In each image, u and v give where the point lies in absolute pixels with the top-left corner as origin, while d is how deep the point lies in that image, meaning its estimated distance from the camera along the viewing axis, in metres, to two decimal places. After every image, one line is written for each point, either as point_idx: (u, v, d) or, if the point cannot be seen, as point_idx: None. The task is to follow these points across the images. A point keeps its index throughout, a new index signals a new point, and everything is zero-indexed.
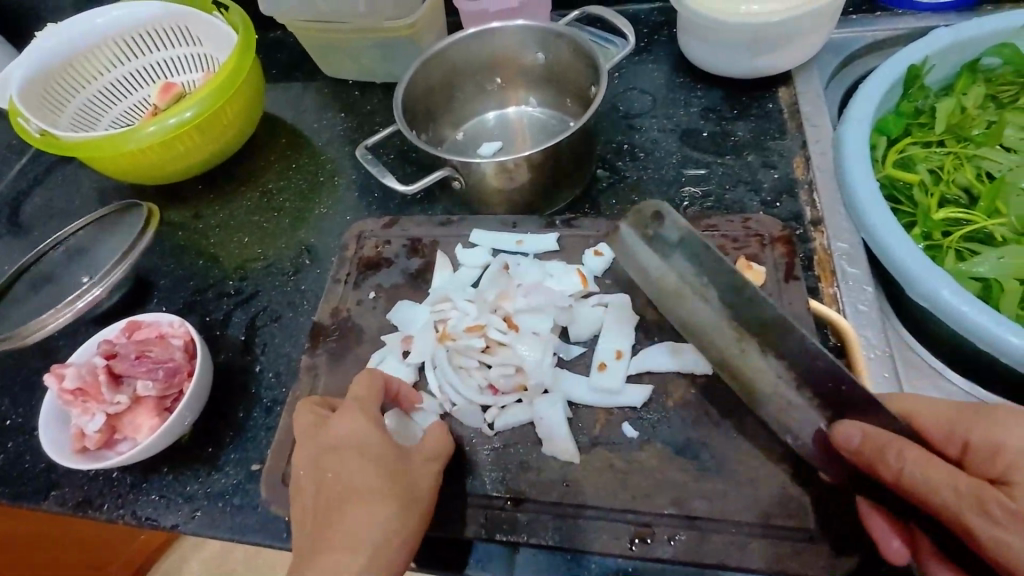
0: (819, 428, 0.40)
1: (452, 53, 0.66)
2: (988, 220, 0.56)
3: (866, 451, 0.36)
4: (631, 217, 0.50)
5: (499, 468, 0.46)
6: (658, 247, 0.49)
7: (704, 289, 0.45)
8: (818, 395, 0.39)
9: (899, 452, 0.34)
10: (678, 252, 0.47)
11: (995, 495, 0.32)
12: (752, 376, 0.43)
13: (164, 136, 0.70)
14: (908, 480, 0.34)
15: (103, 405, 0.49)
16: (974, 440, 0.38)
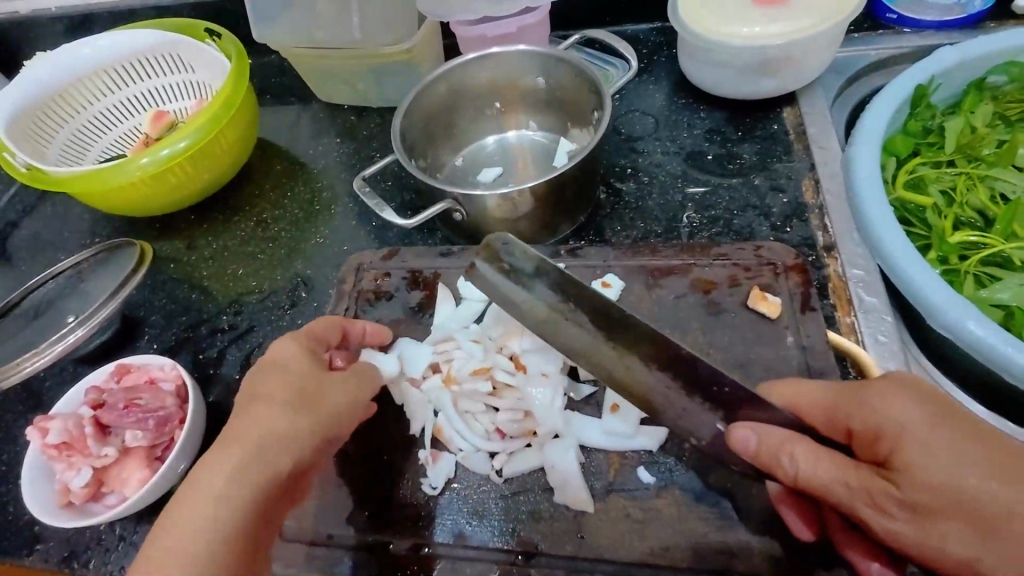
0: (718, 431, 0.40)
1: (450, 79, 0.65)
2: (1005, 244, 0.55)
3: (760, 455, 0.37)
4: (482, 252, 0.51)
5: (509, 519, 0.43)
6: (517, 279, 0.49)
7: (576, 313, 0.46)
8: (710, 399, 0.41)
9: (791, 453, 0.36)
10: (538, 282, 0.48)
11: (883, 489, 0.33)
12: (639, 388, 0.43)
13: (157, 168, 0.68)
14: (804, 478, 0.35)
15: (89, 459, 0.46)
16: (856, 428, 0.36)
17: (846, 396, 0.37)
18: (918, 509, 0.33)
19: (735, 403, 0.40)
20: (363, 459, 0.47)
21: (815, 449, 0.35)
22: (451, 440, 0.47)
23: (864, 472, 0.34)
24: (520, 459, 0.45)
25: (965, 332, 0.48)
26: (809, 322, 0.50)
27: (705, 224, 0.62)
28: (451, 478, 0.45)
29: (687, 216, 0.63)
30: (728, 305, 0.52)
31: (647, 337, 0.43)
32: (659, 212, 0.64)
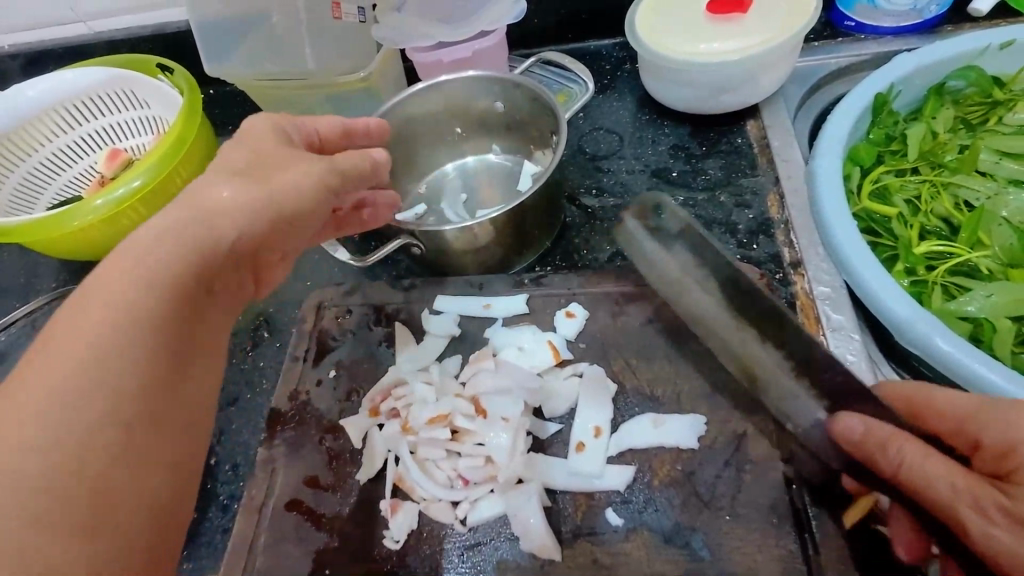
0: (818, 419, 0.40)
1: (406, 107, 0.63)
2: (971, 253, 0.54)
3: (873, 440, 0.35)
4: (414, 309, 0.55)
5: (473, 570, 0.42)
6: (659, 238, 0.50)
7: (705, 281, 0.47)
8: (818, 385, 0.40)
9: (900, 446, 0.35)
10: (678, 244, 0.49)
11: (992, 494, 0.33)
12: (754, 362, 0.43)
13: (110, 210, 0.66)
14: (915, 476, 0.34)
15: None
16: (986, 440, 0.36)
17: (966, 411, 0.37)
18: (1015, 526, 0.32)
19: (839, 393, 0.39)
20: (324, 512, 0.46)
21: (926, 448, 0.34)
22: (412, 489, 0.45)
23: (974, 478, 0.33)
24: (484, 505, 0.44)
25: (933, 350, 0.47)
26: None
27: None
28: (414, 530, 0.44)
29: None
30: None
31: (767, 313, 0.42)
32: None
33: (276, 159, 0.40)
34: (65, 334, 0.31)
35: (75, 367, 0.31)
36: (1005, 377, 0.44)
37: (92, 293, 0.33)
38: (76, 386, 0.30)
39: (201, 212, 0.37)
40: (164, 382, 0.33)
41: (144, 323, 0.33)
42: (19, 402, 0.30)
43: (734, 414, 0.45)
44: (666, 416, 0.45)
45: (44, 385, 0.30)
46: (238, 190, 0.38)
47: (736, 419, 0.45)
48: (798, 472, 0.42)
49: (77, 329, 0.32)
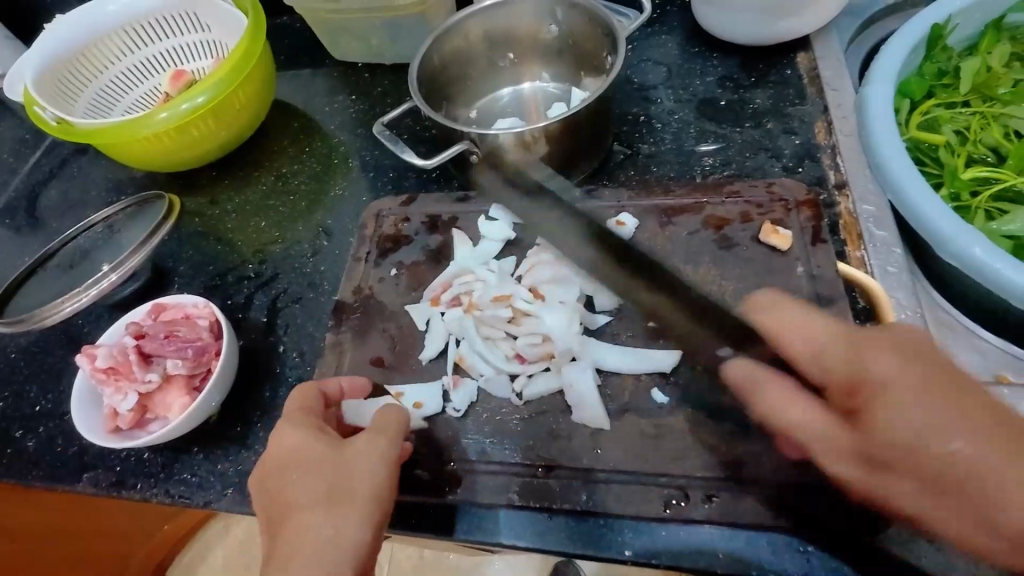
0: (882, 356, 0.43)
1: (464, 27, 0.65)
2: (1017, 178, 0.55)
3: (930, 375, 0.32)
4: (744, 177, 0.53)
5: (529, 436, 0.46)
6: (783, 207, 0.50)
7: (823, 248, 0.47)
8: None
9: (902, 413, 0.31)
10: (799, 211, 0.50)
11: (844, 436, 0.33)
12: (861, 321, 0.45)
13: (178, 122, 0.70)
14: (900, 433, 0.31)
15: (134, 384, 0.49)
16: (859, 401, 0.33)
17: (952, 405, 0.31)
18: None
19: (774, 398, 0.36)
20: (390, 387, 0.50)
21: (942, 410, 0.30)
22: (473, 366, 0.49)
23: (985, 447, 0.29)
24: (539, 382, 0.47)
25: (970, 260, 0.49)
26: (819, 253, 0.50)
27: (719, 167, 0.63)
28: (474, 401, 0.48)
29: (699, 160, 0.64)
30: (740, 240, 0.52)
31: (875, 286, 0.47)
32: (670, 157, 0.65)
33: (360, 454, 0.41)
34: (297, 534, 0.38)
35: (319, 515, 0.38)
36: None
37: (342, 495, 0.39)
38: (332, 516, 0.38)
39: (352, 476, 0.40)
40: (341, 491, 0.39)
41: (338, 488, 0.39)
42: (293, 554, 0.37)
43: None
44: (717, 314, 0.48)
45: (304, 520, 0.38)
46: (369, 460, 0.41)
47: None
48: None
49: (306, 512, 0.39)
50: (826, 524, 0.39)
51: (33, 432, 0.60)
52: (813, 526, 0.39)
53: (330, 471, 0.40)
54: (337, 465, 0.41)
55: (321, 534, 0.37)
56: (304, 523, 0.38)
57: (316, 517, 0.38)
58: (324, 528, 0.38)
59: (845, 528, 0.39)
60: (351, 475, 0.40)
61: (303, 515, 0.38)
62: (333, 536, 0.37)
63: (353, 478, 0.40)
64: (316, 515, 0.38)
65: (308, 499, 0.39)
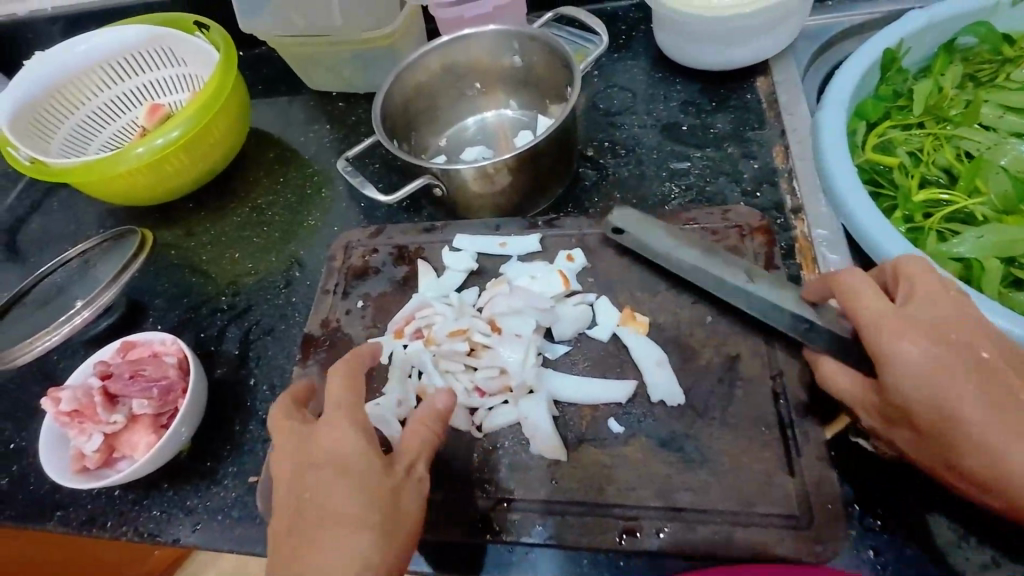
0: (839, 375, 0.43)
1: (428, 61, 0.67)
2: (968, 200, 0.57)
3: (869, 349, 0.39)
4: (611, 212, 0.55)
5: (489, 469, 0.46)
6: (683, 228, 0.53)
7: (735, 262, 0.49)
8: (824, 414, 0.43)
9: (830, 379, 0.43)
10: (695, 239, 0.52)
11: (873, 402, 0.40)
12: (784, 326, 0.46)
13: (152, 157, 0.71)
14: (834, 390, 0.43)
15: (99, 426, 0.50)
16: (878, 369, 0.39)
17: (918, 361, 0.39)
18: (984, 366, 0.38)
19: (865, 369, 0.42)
20: None
21: (845, 369, 0.42)
22: None
23: (868, 390, 0.41)
24: (498, 414, 0.48)
25: None
26: (772, 280, 0.51)
27: (681, 192, 0.64)
28: None
29: (662, 186, 0.65)
30: None
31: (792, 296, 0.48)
32: (634, 183, 0.66)
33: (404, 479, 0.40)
34: (324, 544, 0.37)
35: (348, 529, 0.37)
36: (986, 306, 0.47)
37: (375, 515, 0.38)
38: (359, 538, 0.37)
39: (388, 497, 0.39)
40: (375, 512, 0.38)
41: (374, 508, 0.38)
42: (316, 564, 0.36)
43: (730, 338, 0.49)
44: (666, 362, 0.48)
45: (332, 530, 0.37)
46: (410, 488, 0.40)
47: (732, 343, 0.49)
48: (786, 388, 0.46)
49: (334, 523, 0.37)
50: (776, 553, 0.40)
51: (6, 470, 0.60)
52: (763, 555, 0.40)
53: (369, 486, 0.39)
54: (381, 483, 0.39)
55: (349, 554, 0.36)
56: (330, 536, 0.37)
57: (344, 528, 0.37)
58: (348, 548, 0.36)
59: (794, 557, 0.40)
60: (391, 497, 0.39)
61: (337, 527, 0.37)
62: (352, 560, 0.36)
63: (393, 503, 0.39)
64: (347, 530, 0.37)
65: (345, 508, 0.38)
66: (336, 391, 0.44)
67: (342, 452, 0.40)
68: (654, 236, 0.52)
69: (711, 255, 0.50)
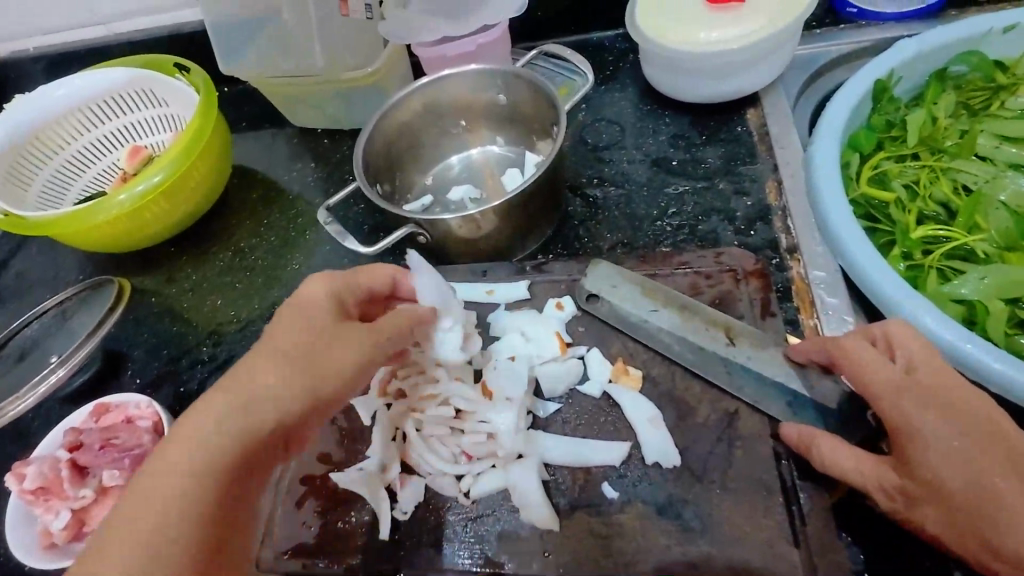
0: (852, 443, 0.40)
1: (411, 101, 0.65)
2: (968, 237, 0.55)
3: (891, 425, 0.38)
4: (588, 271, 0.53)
5: (478, 540, 0.44)
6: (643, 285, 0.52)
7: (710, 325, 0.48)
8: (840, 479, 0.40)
9: (821, 451, 0.41)
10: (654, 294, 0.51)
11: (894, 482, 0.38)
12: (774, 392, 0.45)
13: (133, 205, 0.70)
14: (834, 469, 0.40)
15: (66, 501, 0.47)
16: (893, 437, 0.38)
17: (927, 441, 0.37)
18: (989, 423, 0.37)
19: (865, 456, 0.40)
20: (337, 487, 0.49)
21: (845, 445, 0.40)
22: (420, 464, 0.47)
23: (883, 468, 0.38)
24: (486, 480, 0.46)
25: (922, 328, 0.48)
26: (769, 328, 0.49)
27: (672, 230, 0.62)
28: (421, 502, 0.46)
29: (652, 224, 0.63)
30: None
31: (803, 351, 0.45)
32: (624, 221, 0.64)
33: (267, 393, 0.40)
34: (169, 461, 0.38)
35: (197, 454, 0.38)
36: (992, 354, 0.45)
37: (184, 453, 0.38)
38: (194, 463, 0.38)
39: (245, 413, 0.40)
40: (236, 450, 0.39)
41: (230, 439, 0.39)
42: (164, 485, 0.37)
43: (727, 392, 0.47)
44: (660, 419, 0.46)
45: (187, 460, 0.38)
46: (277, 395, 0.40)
47: (730, 398, 0.46)
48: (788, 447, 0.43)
49: (175, 451, 0.38)
50: None
51: None
52: None
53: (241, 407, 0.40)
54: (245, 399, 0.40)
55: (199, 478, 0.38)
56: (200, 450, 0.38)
57: (180, 464, 0.38)
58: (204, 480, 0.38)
59: None
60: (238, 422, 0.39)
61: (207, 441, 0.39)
62: (168, 534, 0.36)
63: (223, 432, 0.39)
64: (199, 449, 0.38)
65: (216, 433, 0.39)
66: (331, 334, 0.43)
67: (243, 397, 0.40)
68: (629, 302, 0.51)
69: (690, 314, 0.49)
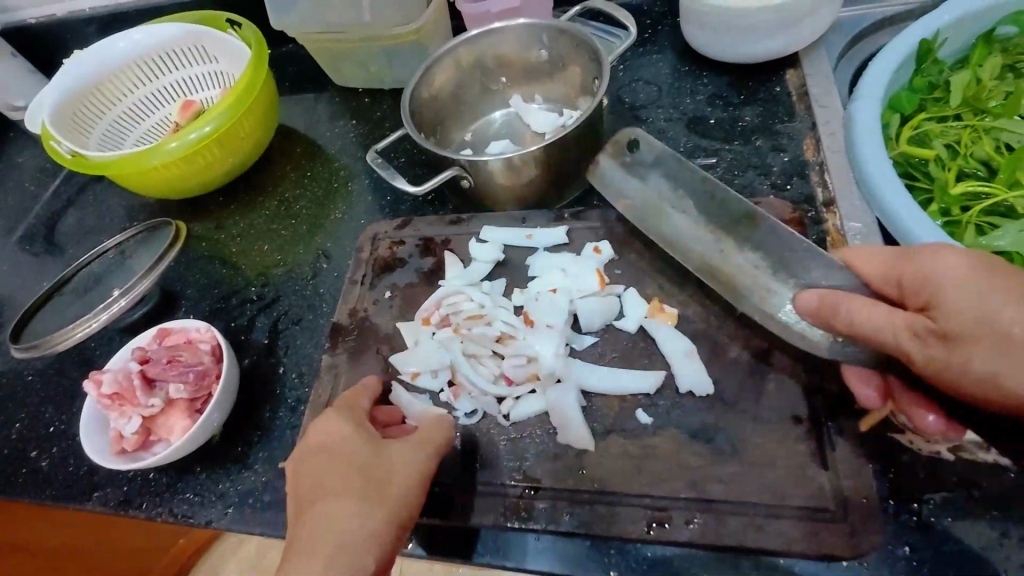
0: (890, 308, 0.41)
1: (457, 55, 0.67)
2: (1008, 192, 0.55)
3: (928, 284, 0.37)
4: (610, 147, 0.58)
5: (517, 458, 0.47)
6: (638, 172, 0.56)
7: (683, 203, 0.53)
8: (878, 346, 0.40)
9: (854, 305, 0.39)
10: (654, 173, 0.55)
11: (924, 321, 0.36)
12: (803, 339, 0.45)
13: (186, 151, 0.73)
14: (860, 330, 0.39)
15: (138, 408, 0.51)
16: (936, 285, 0.37)
17: (986, 291, 0.35)
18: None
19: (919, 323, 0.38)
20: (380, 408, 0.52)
21: (875, 302, 0.39)
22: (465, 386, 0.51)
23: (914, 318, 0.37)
24: (526, 403, 0.49)
25: None
26: None
27: None
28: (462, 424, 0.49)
29: None
30: None
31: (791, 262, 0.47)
32: None
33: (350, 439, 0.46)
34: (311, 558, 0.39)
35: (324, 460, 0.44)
36: None
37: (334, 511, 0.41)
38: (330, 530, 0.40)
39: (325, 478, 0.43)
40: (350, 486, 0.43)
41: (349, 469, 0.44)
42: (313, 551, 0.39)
43: (759, 331, 0.48)
44: (696, 355, 0.48)
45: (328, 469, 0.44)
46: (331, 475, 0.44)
47: (762, 335, 0.48)
48: (818, 381, 0.45)
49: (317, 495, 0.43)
50: (813, 547, 0.39)
51: (47, 452, 0.63)
52: (796, 548, 0.39)
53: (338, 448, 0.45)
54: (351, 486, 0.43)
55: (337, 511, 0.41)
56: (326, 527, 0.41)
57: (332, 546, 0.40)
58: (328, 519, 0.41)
59: (828, 550, 0.39)
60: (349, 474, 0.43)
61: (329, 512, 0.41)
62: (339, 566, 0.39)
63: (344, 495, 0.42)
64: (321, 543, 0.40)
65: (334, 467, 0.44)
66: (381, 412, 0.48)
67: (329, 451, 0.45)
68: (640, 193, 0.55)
69: (739, 242, 0.49)
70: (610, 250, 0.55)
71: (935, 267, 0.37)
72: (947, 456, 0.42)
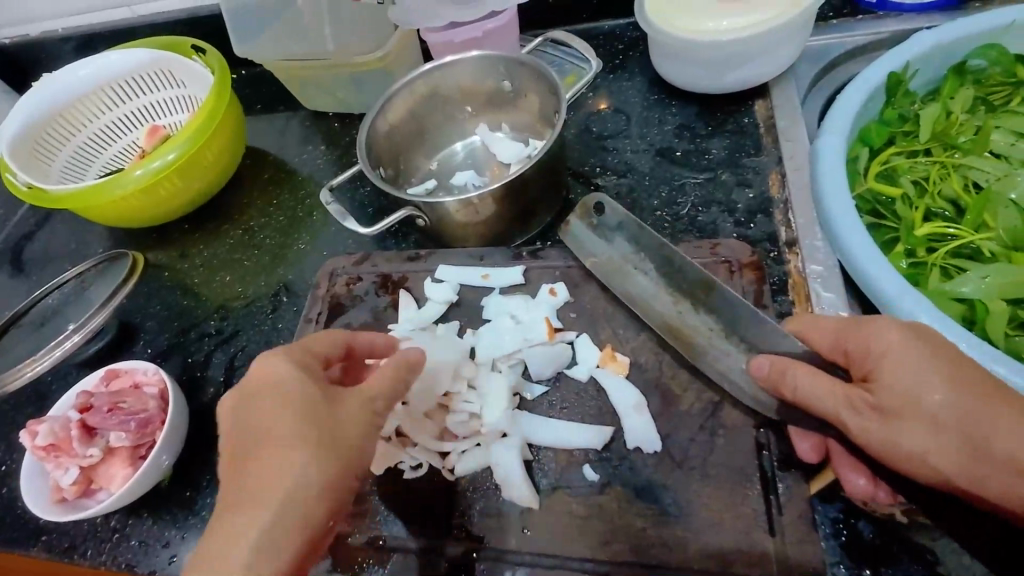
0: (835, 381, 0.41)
1: (418, 87, 0.66)
2: (974, 235, 0.54)
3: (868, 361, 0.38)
4: (577, 211, 0.56)
5: (461, 515, 0.45)
6: (602, 232, 0.55)
7: (645, 264, 0.52)
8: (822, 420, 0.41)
9: (796, 372, 0.40)
10: (619, 236, 0.54)
11: (860, 393, 0.38)
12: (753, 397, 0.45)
13: (147, 182, 0.72)
14: (803, 397, 0.40)
15: (75, 458, 0.50)
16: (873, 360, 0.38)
17: (928, 371, 0.37)
18: (982, 443, 0.35)
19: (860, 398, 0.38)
20: None
21: (815, 372, 0.40)
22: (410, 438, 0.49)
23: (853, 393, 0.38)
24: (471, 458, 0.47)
25: None
26: None
27: (671, 220, 0.62)
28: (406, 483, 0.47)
29: (652, 214, 0.63)
30: None
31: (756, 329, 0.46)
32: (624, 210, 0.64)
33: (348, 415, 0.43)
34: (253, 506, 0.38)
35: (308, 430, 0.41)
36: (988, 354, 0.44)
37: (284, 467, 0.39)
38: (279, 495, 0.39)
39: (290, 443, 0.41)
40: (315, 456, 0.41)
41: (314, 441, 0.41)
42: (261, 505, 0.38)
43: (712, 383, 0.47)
44: (644, 407, 0.46)
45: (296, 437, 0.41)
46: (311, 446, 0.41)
47: (715, 387, 0.47)
48: (771, 439, 0.44)
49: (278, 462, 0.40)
50: None
51: None
52: None
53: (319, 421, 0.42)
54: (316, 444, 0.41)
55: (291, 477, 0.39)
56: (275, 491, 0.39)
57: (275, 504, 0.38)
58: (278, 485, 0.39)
59: None
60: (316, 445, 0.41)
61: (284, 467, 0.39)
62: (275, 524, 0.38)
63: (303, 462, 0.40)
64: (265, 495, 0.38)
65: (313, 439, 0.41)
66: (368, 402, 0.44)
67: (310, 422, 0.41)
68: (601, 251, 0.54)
69: (693, 306, 0.48)
70: (565, 295, 0.54)
71: (877, 338, 0.38)
72: (901, 519, 0.40)
